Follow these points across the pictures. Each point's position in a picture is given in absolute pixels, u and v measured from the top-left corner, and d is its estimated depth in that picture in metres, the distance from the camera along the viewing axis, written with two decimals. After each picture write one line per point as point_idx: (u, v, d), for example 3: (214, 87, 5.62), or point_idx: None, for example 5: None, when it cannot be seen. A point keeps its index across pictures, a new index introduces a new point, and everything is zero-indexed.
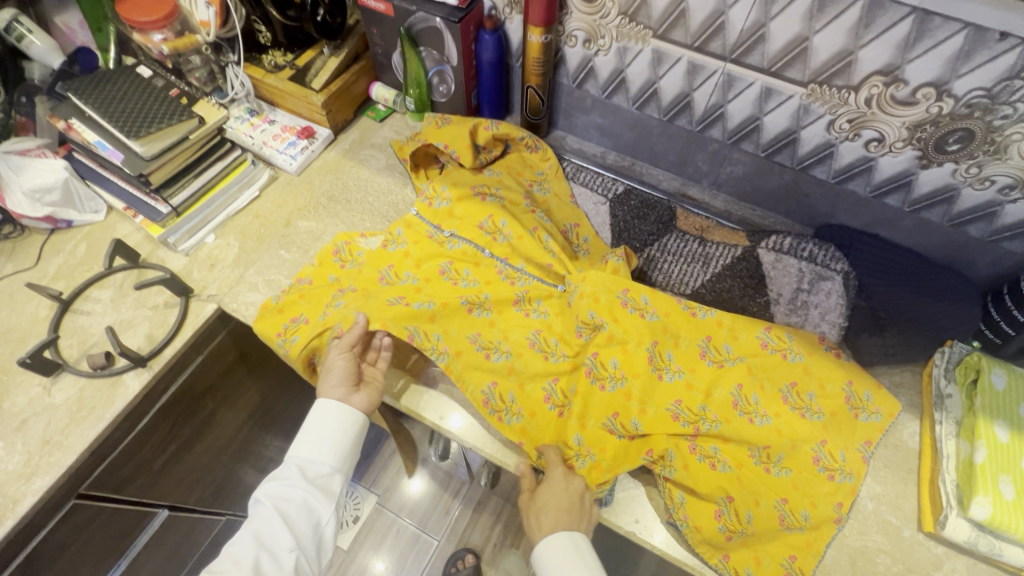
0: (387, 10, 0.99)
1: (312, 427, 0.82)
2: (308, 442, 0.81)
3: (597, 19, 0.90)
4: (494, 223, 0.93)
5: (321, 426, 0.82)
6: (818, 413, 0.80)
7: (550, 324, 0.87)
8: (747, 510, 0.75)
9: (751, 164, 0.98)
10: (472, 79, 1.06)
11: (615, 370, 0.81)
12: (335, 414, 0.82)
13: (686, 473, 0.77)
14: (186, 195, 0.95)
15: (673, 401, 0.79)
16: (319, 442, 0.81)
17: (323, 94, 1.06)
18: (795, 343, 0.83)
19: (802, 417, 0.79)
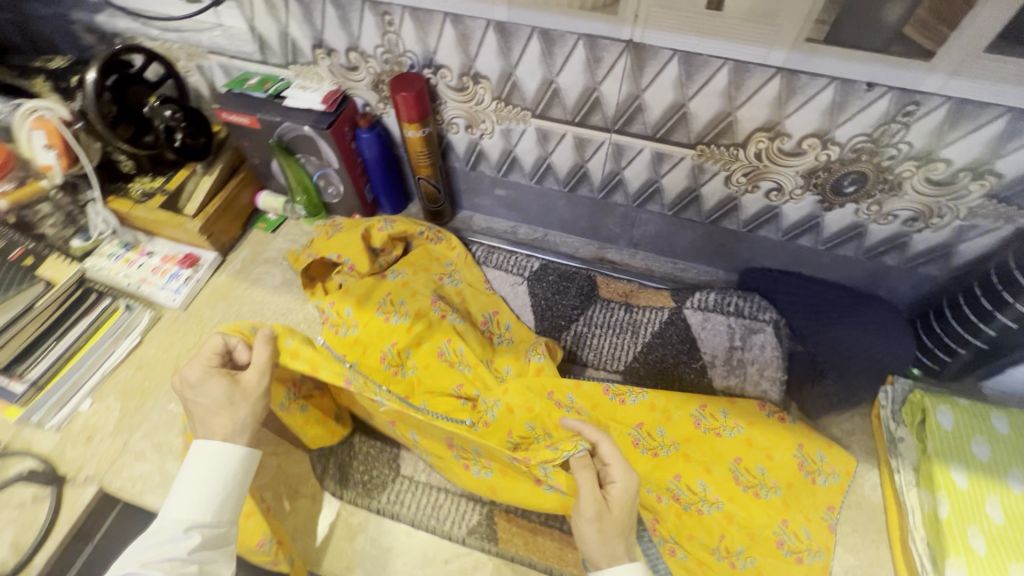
0: (252, 123, 0.91)
1: (196, 483, 0.61)
2: (191, 499, 0.60)
3: (473, 106, 0.85)
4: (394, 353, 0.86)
5: (215, 477, 0.61)
6: (774, 488, 0.75)
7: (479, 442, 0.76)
8: None
9: (661, 222, 0.94)
10: (361, 176, 1.00)
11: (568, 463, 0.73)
12: (231, 463, 0.62)
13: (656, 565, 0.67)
14: (46, 364, 0.83)
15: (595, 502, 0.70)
16: (209, 498, 0.60)
17: (199, 218, 0.97)
18: (730, 418, 0.79)
19: (758, 498, 0.74)
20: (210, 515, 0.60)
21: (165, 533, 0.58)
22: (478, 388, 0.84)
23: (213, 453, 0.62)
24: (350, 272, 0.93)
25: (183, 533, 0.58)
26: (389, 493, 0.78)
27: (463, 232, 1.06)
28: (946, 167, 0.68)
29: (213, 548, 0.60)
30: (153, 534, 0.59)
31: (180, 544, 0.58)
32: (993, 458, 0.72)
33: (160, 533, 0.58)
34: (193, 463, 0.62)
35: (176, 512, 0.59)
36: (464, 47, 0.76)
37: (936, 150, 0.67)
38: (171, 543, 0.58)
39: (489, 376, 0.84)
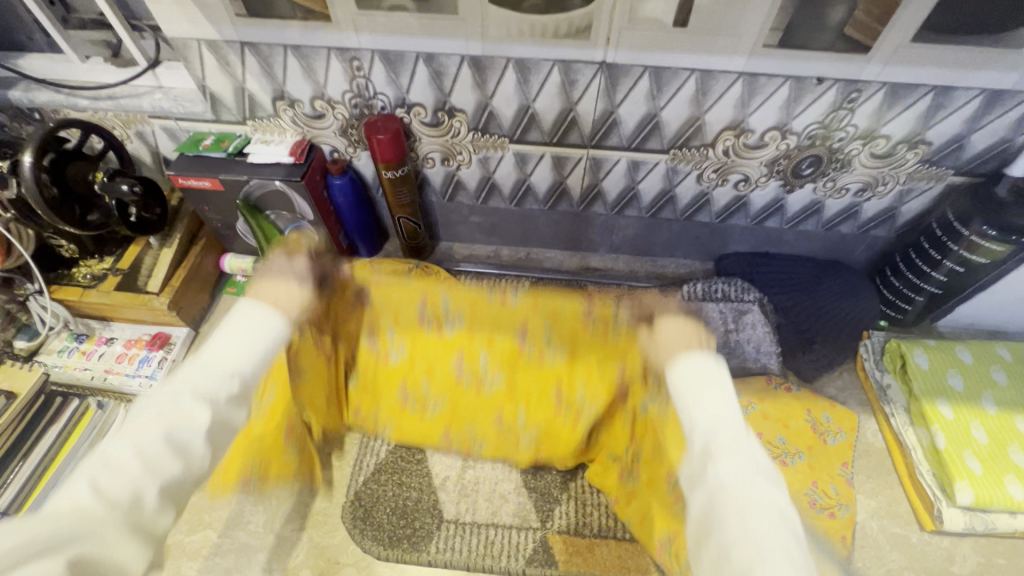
0: (214, 185, 0.86)
1: (244, 329, 0.56)
2: (238, 343, 0.55)
3: (449, 139, 0.86)
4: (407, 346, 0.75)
5: (260, 330, 0.56)
6: (796, 454, 0.81)
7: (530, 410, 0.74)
8: None
9: (640, 225, 0.99)
10: (336, 223, 0.97)
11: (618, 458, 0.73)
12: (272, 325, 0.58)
13: None
14: (15, 488, 0.73)
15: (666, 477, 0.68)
16: (251, 347, 0.55)
17: (166, 294, 0.90)
18: (745, 396, 0.86)
19: (784, 465, 0.80)
20: (253, 367, 0.54)
21: (209, 368, 0.52)
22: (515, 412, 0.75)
23: (271, 331, 0.57)
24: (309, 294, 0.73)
25: (227, 377, 0.52)
26: (439, 539, 0.76)
27: (447, 264, 1.05)
28: (886, 142, 0.78)
29: (244, 402, 0.54)
30: (196, 366, 0.52)
31: (224, 390, 0.52)
32: (967, 387, 0.82)
33: (207, 369, 0.52)
34: (247, 315, 0.57)
35: (218, 357, 0.53)
36: (438, 83, 0.77)
37: (878, 128, 0.76)
38: (217, 386, 0.52)
39: (478, 286, 0.73)
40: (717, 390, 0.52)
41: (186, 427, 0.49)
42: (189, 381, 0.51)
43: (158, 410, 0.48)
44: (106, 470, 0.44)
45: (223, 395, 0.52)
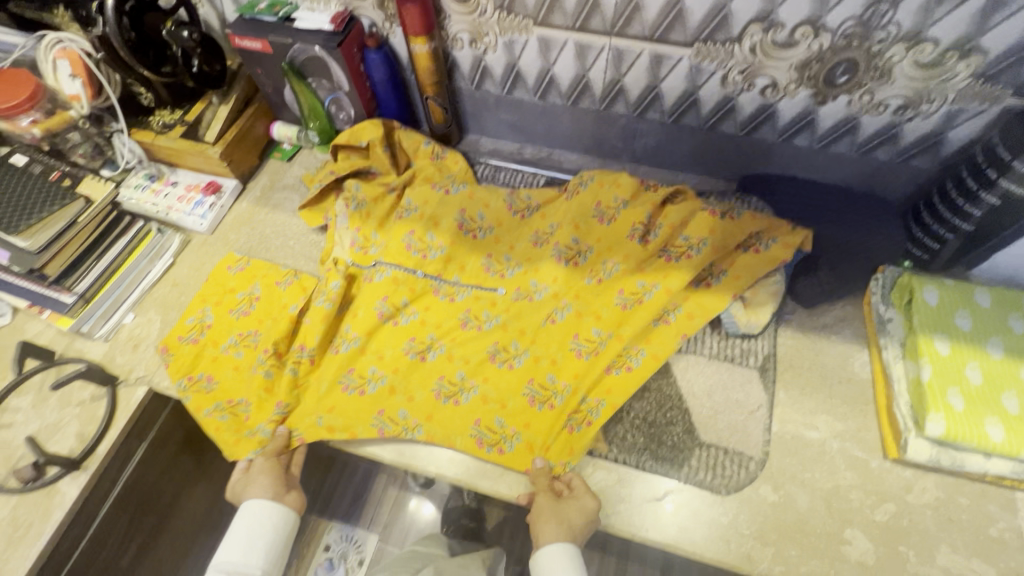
0: (264, 47, 0.95)
1: (246, 534, 0.73)
2: (242, 541, 0.73)
3: (476, 18, 0.88)
4: (408, 415, 0.78)
5: (262, 530, 0.74)
6: (677, 311, 0.83)
7: (450, 355, 0.84)
8: (638, 281, 0.85)
9: (662, 132, 0.97)
10: (370, 99, 1.04)
11: (516, 349, 0.84)
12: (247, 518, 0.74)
13: (577, 302, 0.86)
14: (91, 279, 0.89)
15: (697, 239, 0.85)
16: (253, 542, 0.73)
17: (219, 144, 1.02)
18: (645, 286, 0.84)
19: (662, 325, 0.83)
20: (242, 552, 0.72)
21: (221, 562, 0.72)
22: (458, 360, 0.83)
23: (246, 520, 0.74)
24: (252, 416, 0.83)
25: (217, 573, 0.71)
26: None
27: (470, 154, 1.10)
28: (933, 48, 0.71)
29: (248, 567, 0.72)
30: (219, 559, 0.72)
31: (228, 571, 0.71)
32: (974, 328, 0.78)
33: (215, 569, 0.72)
34: (246, 514, 0.74)
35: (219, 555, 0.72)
36: None
37: (924, 28, 0.70)
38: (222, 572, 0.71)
39: (356, 345, 0.85)
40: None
41: None
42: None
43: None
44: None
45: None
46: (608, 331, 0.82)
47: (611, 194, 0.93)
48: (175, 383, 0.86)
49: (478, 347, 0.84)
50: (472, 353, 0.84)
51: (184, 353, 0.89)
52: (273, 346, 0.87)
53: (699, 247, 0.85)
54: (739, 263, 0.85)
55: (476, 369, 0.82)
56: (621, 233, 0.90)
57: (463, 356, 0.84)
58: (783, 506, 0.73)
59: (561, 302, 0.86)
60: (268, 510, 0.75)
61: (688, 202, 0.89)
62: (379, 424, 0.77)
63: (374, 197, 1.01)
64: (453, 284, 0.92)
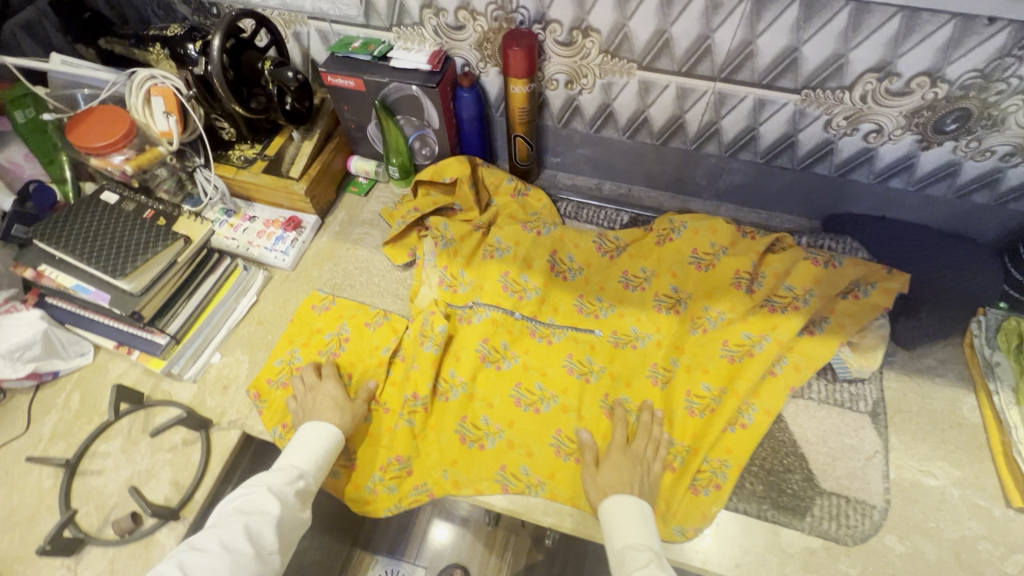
0: (357, 85, 0.95)
1: (311, 450, 0.76)
2: (306, 451, 0.76)
3: (578, 60, 0.88)
4: (531, 471, 0.80)
5: (326, 445, 0.77)
6: (784, 363, 0.81)
7: (565, 407, 0.84)
8: (743, 331, 0.83)
9: (751, 171, 0.98)
10: (455, 135, 1.03)
11: (630, 405, 0.84)
12: (316, 442, 0.77)
13: (683, 354, 0.85)
14: (182, 320, 0.87)
15: (802, 289, 0.83)
16: (315, 454, 0.76)
17: (304, 180, 1.01)
18: (753, 338, 0.82)
19: (771, 377, 0.81)
20: (308, 473, 0.74)
21: (278, 472, 0.73)
22: (573, 414, 0.83)
23: (309, 439, 0.77)
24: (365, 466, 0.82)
25: (289, 478, 0.72)
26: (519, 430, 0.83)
27: (550, 189, 1.10)
28: None
29: (303, 499, 0.73)
30: (275, 471, 0.74)
31: (291, 484, 0.72)
32: None
33: (280, 471, 0.73)
34: (312, 429, 0.78)
35: (284, 467, 0.74)
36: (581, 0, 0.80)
37: None
38: (287, 481, 0.72)
39: (467, 391, 0.85)
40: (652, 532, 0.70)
41: (258, 517, 0.68)
42: (276, 483, 0.72)
43: (244, 504, 0.69)
44: (193, 554, 0.63)
45: (292, 493, 0.72)
46: (719, 387, 0.81)
47: (708, 240, 0.91)
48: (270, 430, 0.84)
49: (593, 399, 0.84)
50: (587, 406, 0.84)
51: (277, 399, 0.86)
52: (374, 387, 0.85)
53: (806, 298, 0.82)
54: (839, 309, 0.84)
55: (591, 423, 0.83)
56: (721, 283, 0.87)
57: (579, 410, 0.83)
58: (911, 558, 0.71)
59: (672, 359, 0.86)
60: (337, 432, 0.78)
61: (789, 249, 0.88)
62: (503, 480, 0.79)
63: (461, 235, 0.98)
64: (549, 326, 0.91)
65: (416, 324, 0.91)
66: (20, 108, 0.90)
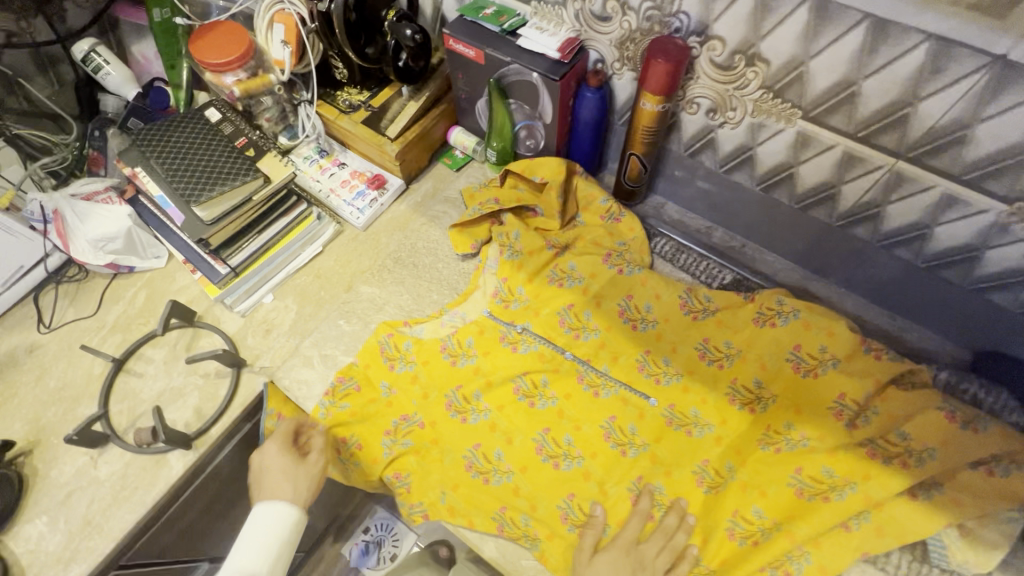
0: (477, 57, 0.86)
1: (259, 545, 0.67)
2: (255, 550, 0.66)
3: (731, 89, 0.73)
4: (530, 526, 0.72)
5: (280, 536, 0.68)
6: (863, 520, 0.66)
7: (587, 472, 0.75)
8: (824, 465, 0.69)
9: (903, 271, 0.79)
10: (565, 135, 0.93)
11: (661, 497, 0.73)
12: (269, 534, 0.68)
13: (741, 465, 0.73)
14: (245, 255, 0.87)
15: (920, 444, 0.67)
16: (269, 550, 0.67)
17: (398, 142, 0.96)
18: (834, 478, 0.68)
19: (843, 531, 0.65)
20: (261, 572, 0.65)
21: None
22: (593, 483, 0.75)
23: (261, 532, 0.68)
24: (363, 472, 0.78)
25: None
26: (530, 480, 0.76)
27: (651, 220, 0.97)
28: None
29: None
30: None
31: None
32: None
33: None
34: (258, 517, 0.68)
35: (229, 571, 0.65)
36: (757, 22, 0.64)
37: None
38: None
39: (490, 420, 0.79)
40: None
41: None
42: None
43: None
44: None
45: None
46: (773, 519, 0.68)
47: (819, 341, 0.76)
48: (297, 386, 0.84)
49: (620, 475, 0.75)
50: (612, 482, 0.74)
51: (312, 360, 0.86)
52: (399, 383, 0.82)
53: (922, 456, 0.66)
54: (961, 480, 0.65)
55: (611, 501, 0.73)
56: (816, 400, 0.74)
57: (602, 482, 0.75)
58: None
59: (726, 464, 0.74)
60: (292, 513, 0.69)
61: (920, 391, 0.71)
62: (500, 520, 0.73)
63: (530, 249, 0.90)
64: (601, 376, 0.81)
65: (457, 334, 0.85)
66: (158, 6, 0.90)
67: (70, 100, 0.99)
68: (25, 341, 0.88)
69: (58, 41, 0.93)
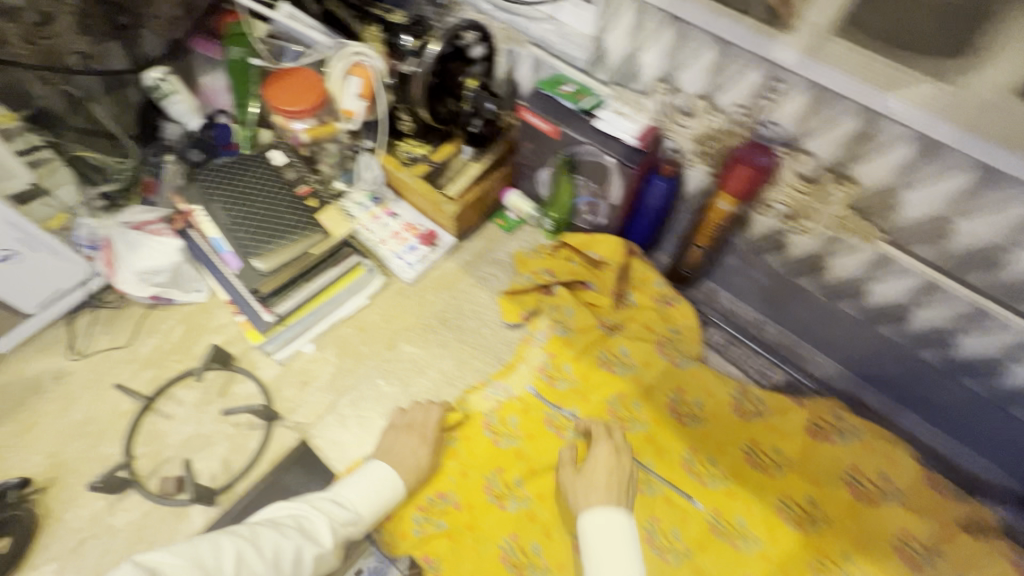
0: (550, 132, 0.86)
1: (374, 488, 0.70)
2: (367, 492, 0.70)
3: (813, 201, 0.72)
4: None
5: (388, 496, 0.71)
6: None
7: None
8: None
9: (966, 399, 0.78)
10: (628, 215, 0.92)
11: None
12: (383, 489, 0.71)
13: None
14: (293, 303, 0.85)
15: None
16: (377, 502, 0.70)
17: (456, 203, 0.94)
18: None
19: None
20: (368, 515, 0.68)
21: (336, 503, 0.67)
22: None
23: (381, 481, 0.71)
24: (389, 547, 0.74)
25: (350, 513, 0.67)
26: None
27: (702, 307, 0.95)
28: None
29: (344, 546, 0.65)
30: (331, 500, 0.67)
31: (344, 524, 0.65)
32: None
33: (337, 504, 0.67)
34: (377, 468, 0.72)
35: (347, 495, 0.68)
36: (854, 147, 0.64)
37: None
38: (342, 519, 0.65)
39: (530, 509, 0.76)
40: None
41: (313, 541, 0.61)
42: (335, 516, 0.65)
43: (298, 519, 0.63)
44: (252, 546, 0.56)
45: (342, 532, 0.65)
46: None
47: (881, 468, 0.75)
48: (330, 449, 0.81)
49: None
50: None
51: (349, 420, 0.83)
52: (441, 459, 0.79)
53: None
54: None
55: None
56: (873, 531, 0.73)
57: None
58: None
59: None
60: (397, 483, 0.72)
61: (986, 541, 0.71)
62: None
63: (582, 327, 0.89)
64: (645, 471, 0.79)
65: (500, 412, 0.83)
66: (236, 45, 0.91)
67: (131, 121, 0.99)
68: (53, 366, 0.85)
69: (131, 69, 0.93)
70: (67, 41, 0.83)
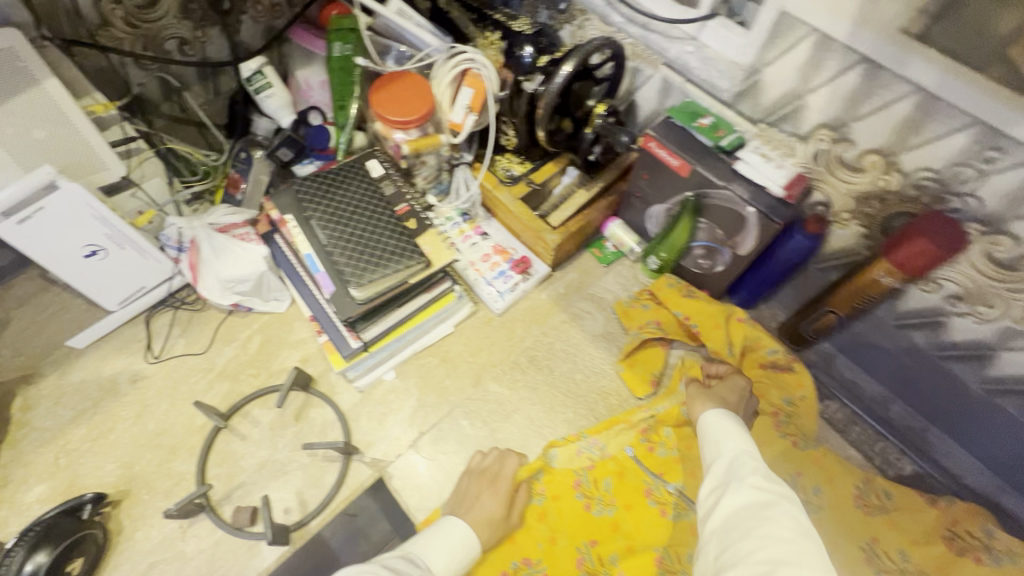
0: (679, 168, 0.75)
1: (449, 547, 0.63)
2: (444, 551, 0.62)
3: (1000, 288, 0.62)
4: None
5: (465, 554, 0.64)
6: None
7: None
8: None
9: None
10: (750, 266, 0.82)
11: None
12: (458, 546, 0.64)
13: None
14: (381, 329, 0.79)
15: None
16: (453, 560, 0.63)
17: (559, 232, 0.86)
18: None
19: None
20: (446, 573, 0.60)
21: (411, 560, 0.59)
22: None
23: (457, 538, 0.64)
24: None
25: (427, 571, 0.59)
26: None
27: (821, 375, 0.85)
28: None
29: None
30: (405, 558, 0.60)
31: None
32: None
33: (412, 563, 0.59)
34: (451, 526, 0.65)
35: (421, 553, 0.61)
36: None
37: None
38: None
39: None
40: (797, 546, 0.47)
41: None
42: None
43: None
44: None
45: None
46: None
47: None
48: (409, 492, 0.76)
49: None
50: None
51: (431, 461, 0.78)
52: (528, 522, 0.73)
53: None
54: None
55: None
56: None
57: None
58: None
59: None
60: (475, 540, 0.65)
61: None
62: None
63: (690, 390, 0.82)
64: None
65: (594, 475, 0.76)
66: (341, 41, 0.84)
67: (221, 111, 0.93)
68: (129, 368, 0.82)
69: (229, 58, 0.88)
70: (168, 25, 0.78)
